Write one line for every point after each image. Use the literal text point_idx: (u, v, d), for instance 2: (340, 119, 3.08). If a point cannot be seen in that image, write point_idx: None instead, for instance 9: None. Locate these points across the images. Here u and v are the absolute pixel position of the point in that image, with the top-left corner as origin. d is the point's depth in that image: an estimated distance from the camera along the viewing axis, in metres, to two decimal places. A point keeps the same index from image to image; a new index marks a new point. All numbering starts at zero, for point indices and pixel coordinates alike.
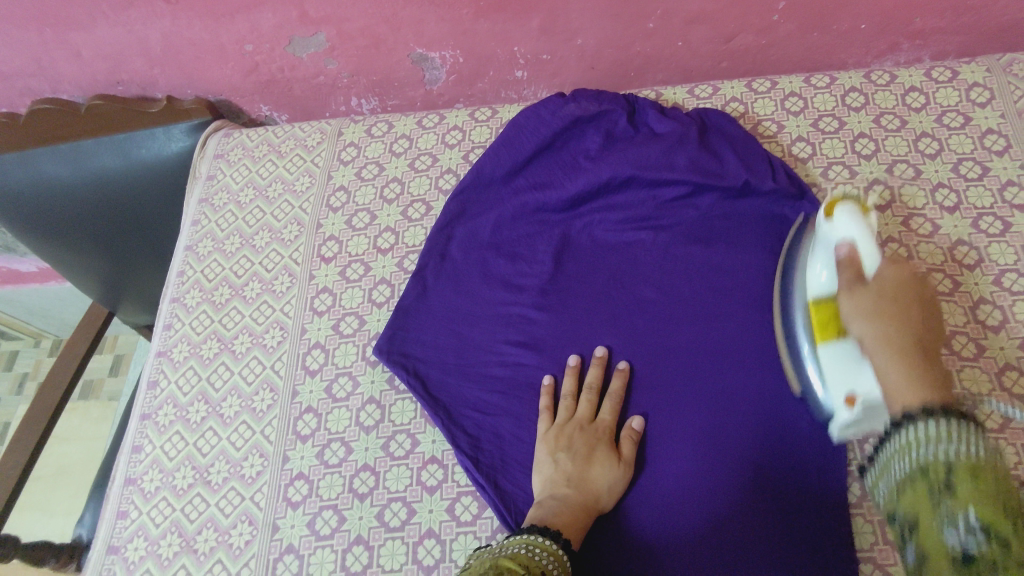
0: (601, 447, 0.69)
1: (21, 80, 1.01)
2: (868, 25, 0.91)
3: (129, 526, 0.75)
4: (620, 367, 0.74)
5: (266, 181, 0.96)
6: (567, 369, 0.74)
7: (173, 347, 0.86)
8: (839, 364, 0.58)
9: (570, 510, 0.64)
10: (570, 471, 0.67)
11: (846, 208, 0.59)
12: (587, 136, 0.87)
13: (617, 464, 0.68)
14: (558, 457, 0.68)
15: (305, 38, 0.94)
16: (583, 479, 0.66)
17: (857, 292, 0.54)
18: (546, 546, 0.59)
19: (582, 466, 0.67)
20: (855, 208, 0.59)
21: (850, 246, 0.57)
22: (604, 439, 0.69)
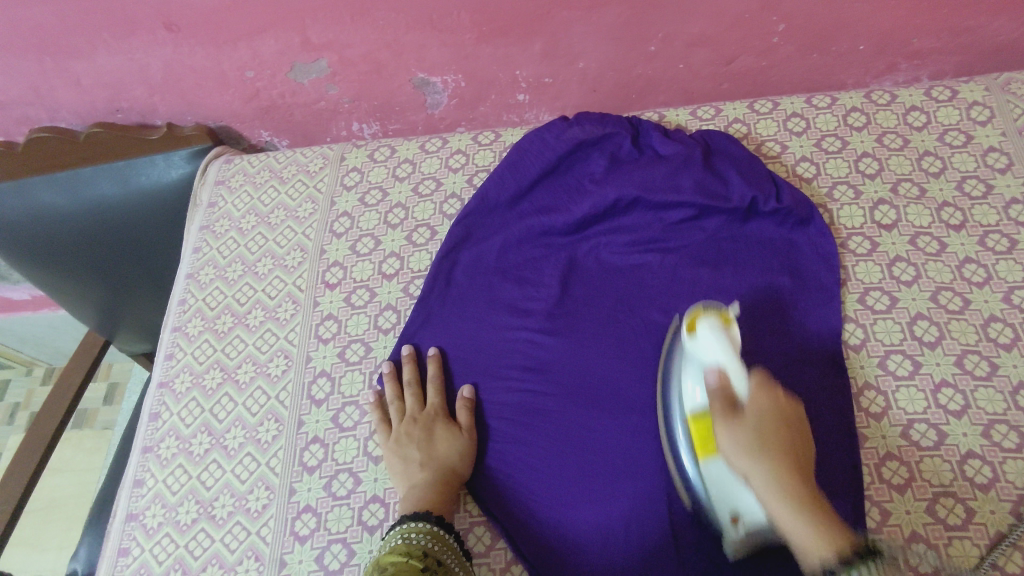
0: (441, 423, 0.74)
1: (18, 109, 1.00)
2: (866, 46, 0.92)
3: (130, 564, 0.73)
4: (430, 355, 0.79)
5: (268, 208, 0.95)
6: (385, 376, 0.78)
7: (174, 378, 0.84)
8: (715, 483, 0.62)
9: (447, 486, 0.69)
10: (425, 452, 0.71)
11: (706, 323, 0.63)
12: (592, 159, 0.86)
13: (458, 433, 0.73)
14: (411, 446, 0.72)
15: (307, 64, 0.93)
16: (455, 453, 0.72)
17: (738, 431, 0.56)
18: (421, 528, 0.62)
19: (451, 441, 0.72)
20: (715, 324, 0.63)
21: (717, 368, 0.61)
22: (435, 418, 0.74)
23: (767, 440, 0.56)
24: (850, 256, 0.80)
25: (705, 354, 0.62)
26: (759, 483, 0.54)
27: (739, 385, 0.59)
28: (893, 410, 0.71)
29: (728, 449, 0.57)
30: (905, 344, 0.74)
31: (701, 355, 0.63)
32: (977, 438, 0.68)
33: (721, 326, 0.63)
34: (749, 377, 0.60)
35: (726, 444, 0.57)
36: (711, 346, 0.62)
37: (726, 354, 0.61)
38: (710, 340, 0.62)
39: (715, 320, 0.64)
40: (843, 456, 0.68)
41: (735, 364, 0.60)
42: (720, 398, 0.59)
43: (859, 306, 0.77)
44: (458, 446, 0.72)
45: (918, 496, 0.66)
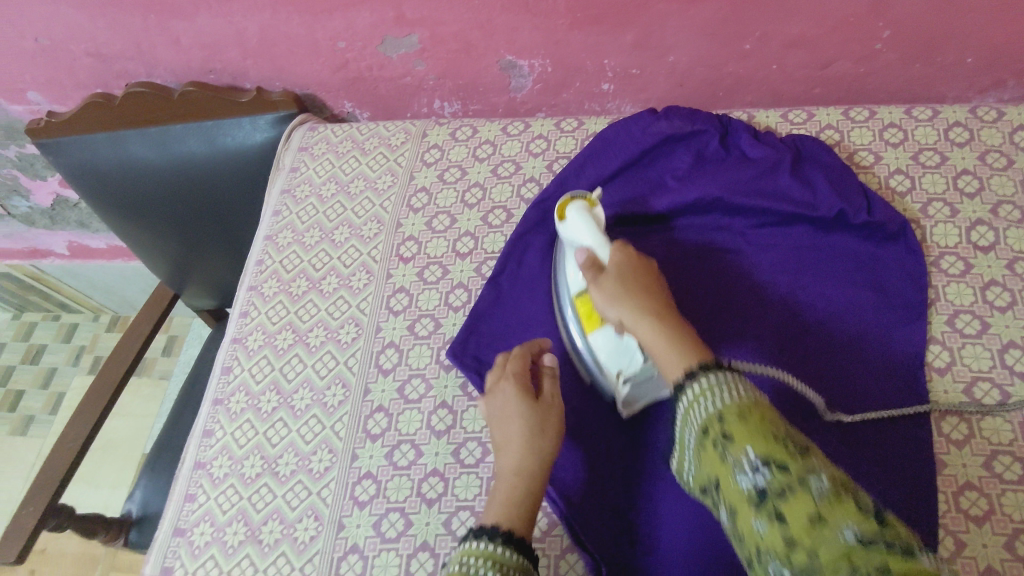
0: (516, 410, 0.66)
1: (119, 63, 1.03)
2: (974, 60, 0.88)
3: (196, 510, 0.75)
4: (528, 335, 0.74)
5: (348, 177, 0.96)
6: (451, 354, 0.78)
7: (248, 335, 0.86)
8: (608, 348, 0.68)
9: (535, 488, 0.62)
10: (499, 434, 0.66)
11: (574, 210, 0.71)
12: (676, 155, 0.85)
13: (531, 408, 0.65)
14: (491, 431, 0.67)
15: (398, 38, 0.94)
16: (532, 446, 0.63)
17: (604, 284, 0.64)
18: (484, 551, 0.54)
19: (527, 433, 0.64)
20: (582, 208, 0.71)
21: (588, 251, 0.68)
22: (509, 409, 0.66)
23: (630, 284, 0.63)
24: (940, 276, 0.77)
25: (579, 240, 0.70)
26: (629, 320, 0.61)
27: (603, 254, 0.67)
28: (976, 439, 0.68)
29: (601, 303, 0.64)
30: (994, 372, 0.71)
31: (575, 240, 0.70)
32: None
33: (585, 209, 0.71)
34: (610, 249, 0.67)
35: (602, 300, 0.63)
36: (579, 231, 0.69)
37: (589, 237, 0.69)
38: (577, 223, 0.70)
39: (580, 203, 0.72)
40: (919, 483, 0.66)
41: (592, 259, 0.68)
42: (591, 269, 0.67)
43: (947, 328, 0.74)
44: (539, 435, 0.64)
45: (997, 530, 0.64)
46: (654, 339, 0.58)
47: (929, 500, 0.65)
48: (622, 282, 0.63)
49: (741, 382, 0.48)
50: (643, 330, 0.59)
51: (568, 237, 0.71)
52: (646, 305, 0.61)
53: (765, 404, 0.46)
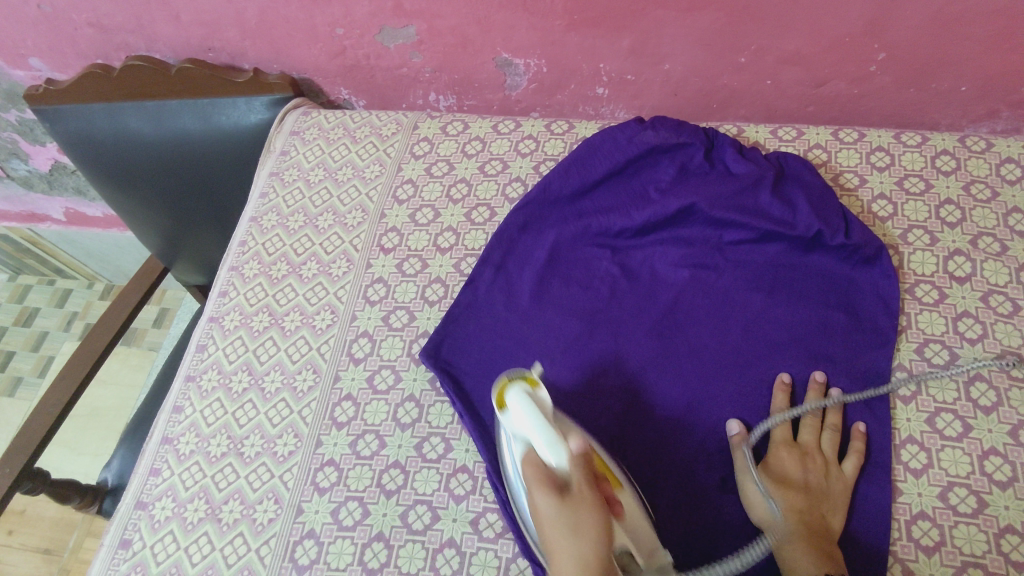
0: (549, 520, 0.55)
1: (120, 36, 1.04)
2: (968, 88, 0.88)
3: (159, 484, 0.76)
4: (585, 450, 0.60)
5: (336, 164, 0.97)
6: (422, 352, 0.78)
7: (225, 315, 0.87)
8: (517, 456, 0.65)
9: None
10: (547, 521, 0.55)
11: (515, 393, 0.64)
12: (661, 166, 0.85)
13: (561, 501, 0.55)
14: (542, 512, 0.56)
15: (396, 29, 0.94)
16: (576, 552, 0.52)
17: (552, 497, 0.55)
18: None
19: (564, 535, 0.53)
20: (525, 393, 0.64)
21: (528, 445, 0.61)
22: (542, 517, 0.55)
23: (586, 505, 0.55)
24: (913, 304, 0.77)
25: (521, 424, 0.62)
26: (556, 529, 0.54)
27: (553, 455, 0.59)
28: (934, 469, 0.68)
29: (549, 519, 0.55)
30: (958, 404, 0.71)
31: (513, 424, 0.63)
32: (1019, 514, 0.65)
33: (528, 394, 0.64)
34: (563, 450, 0.59)
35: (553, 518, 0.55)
36: (522, 417, 0.62)
37: (540, 424, 0.61)
38: (520, 408, 0.63)
39: (523, 386, 0.65)
40: (870, 506, 0.67)
41: (549, 435, 0.60)
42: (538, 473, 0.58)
43: (915, 355, 0.74)
44: (577, 536, 0.53)
45: (946, 562, 0.64)
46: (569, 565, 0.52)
47: (879, 526, 0.66)
48: (579, 489, 0.56)
49: (828, 429, 0.71)
50: (569, 544, 0.53)
51: (511, 426, 0.64)
52: (593, 516, 0.54)
53: (828, 455, 0.69)
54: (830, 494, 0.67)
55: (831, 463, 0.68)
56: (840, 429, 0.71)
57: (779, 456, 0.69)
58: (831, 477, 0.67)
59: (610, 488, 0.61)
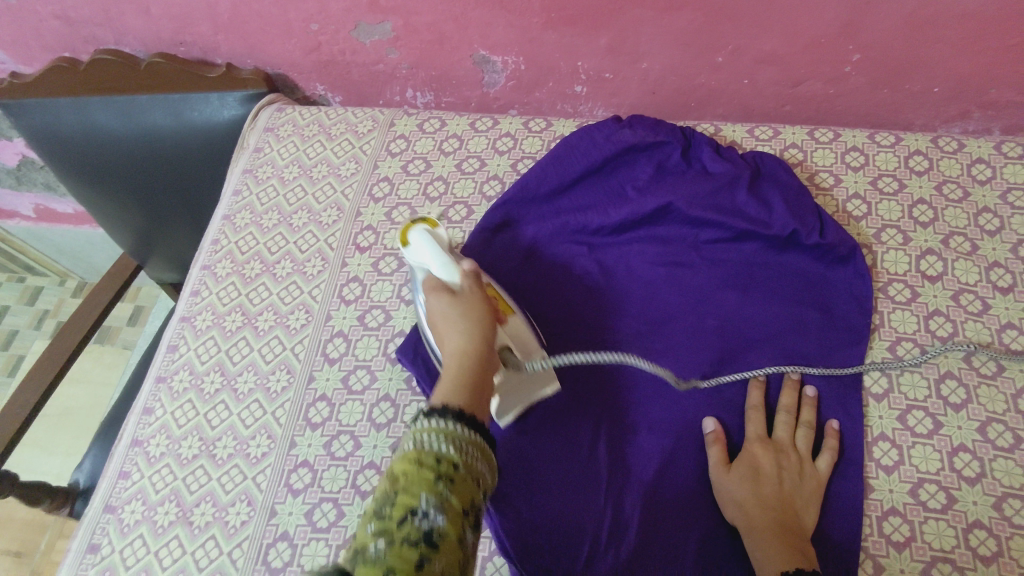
0: (443, 317, 0.63)
1: (88, 29, 1.01)
2: (940, 89, 0.89)
3: (129, 487, 0.75)
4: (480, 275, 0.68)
5: (312, 161, 0.95)
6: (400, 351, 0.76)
7: (197, 314, 0.85)
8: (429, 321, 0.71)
9: (478, 366, 0.56)
10: (445, 313, 0.63)
11: (417, 232, 0.71)
12: (638, 165, 0.85)
13: (453, 298, 0.64)
14: (440, 322, 0.64)
15: (371, 25, 0.93)
16: (462, 331, 0.60)
17: (450, 299, 0.64)
18: (457, 435, 0.47)
19: (450, 325, 0.62)
20: (424, 230, 0.71)
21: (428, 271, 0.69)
22: (436, 313, 0.64)
23: (475, 307, 0.63)
24: (886, 302, 0.78)
25: (423, 258, 0.70)
26: (449, 321, 0.62)
27: (449, 273, 0.68)
28: (905, 465, 0.69)
29: (441, 312, 0.63)
30: (929, 402, 0.72)
31: (416, 256, 0.71)
32: (987, 509, 0.66)
33: (427, 231, 0.71)
34: (458, 270, 0.68)
35: (445, 309, 0.63)
36: (422, 249, 0.70)
37: (437, 251, 0.69)
38: (420, 242, 0.70)
39: (424, 225, 0.72)
40: (843, 502, 0.67)
41: (446, 260, 0.68)
42: (439, 288, 0.66)
43: (887, 354, 0.75)
44: (461, 321, 0.61)
45: (916, 557, 0.65)
46: (458, 343, 0.59)
47: (851, 522, 0.66)
48: (471, 292, 0.64)
49: (803, 426, 0.70)
50: (459, 332, 0.61)
51: (413, 260, 0.71)
52: (483, 322, 0.62)
53: (802, 452, 0.69)
54: (804, 492, 0.66)
55: (807, 461, 0.68)
56: (814, 426, 0.71)
57: (753, 452, 0.68)
58: (806, 475, 0.67)
59: (500, 312, 0.68)
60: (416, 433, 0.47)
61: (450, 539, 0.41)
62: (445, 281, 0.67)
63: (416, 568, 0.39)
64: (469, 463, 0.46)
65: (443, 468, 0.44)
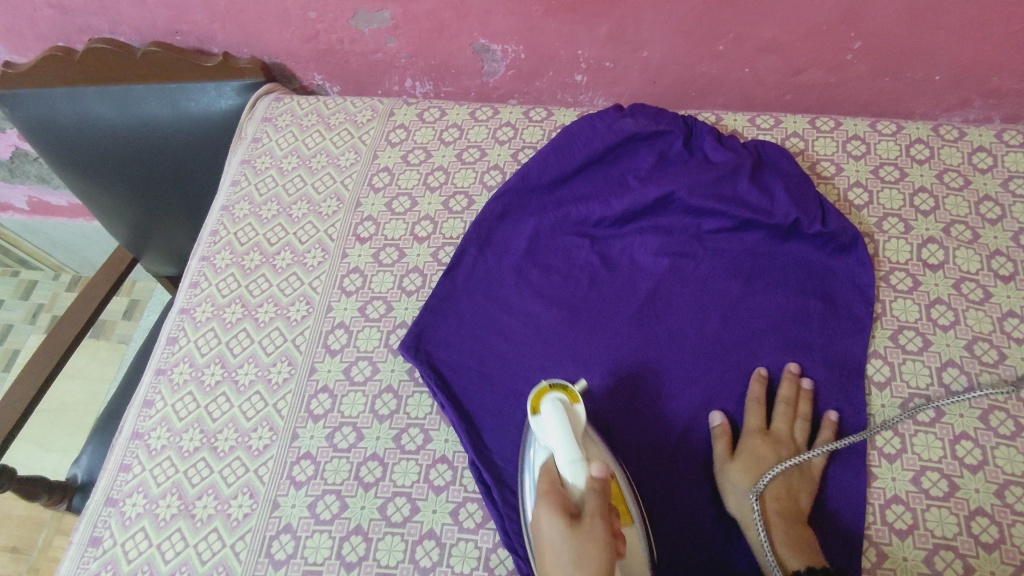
0: (553, 547, 0.54)
1: (82, 18, 1.00)
2: (942, 77, 0.89)
3: (130, 480, 0.74)
4: (599, 477, 0.58)
5: (310, 151, 0.94)
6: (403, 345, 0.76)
7: (196, 306, 0.85)
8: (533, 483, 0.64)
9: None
10: (551, 534, 0.55)
11: (552, 405, 0.65)
12: (639, 154, 0.84)
13: (564, 524, 0.55)
14: (550, 523, 0.56)
15: (370, 13, 0.92)
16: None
17: (568, 529, 0.54)
18: None
19: (565, 571, 0.53)
20: (560, 406, 0.64)
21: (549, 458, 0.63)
22: (546, 540, 0.55)
23: (594, 531, 0.54)
24: (888, 291, 0.78)
25: (551, 440, 0.63)
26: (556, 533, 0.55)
27: (574, 480, 0.60)
28: (907, 453, 0.69)
29: (546, 534, 0.55)
30: (931, 390, 0.72)
31: (542, 435, 0.64)
32: (989, 496, 0.66)
33: (563, 406, 0.65)
34: (583, 479, 0.60)
35: (557, 538, 0.55)
36: (553, 430, 0.63)
37: (568, 445, 0.62)
38: (552, 420, 0.64)
39: (562, 396, 0.66)
40: (845, 490, 0.68)
41: (574, 459, 0.61)
42: (553, 495, 0.58)
43: (890, 342, 0.75)
44: (579, 571, 0.52)
45: (918, 545, 0.65)
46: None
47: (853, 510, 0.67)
48: (591, 517, 0.55)
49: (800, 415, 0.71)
50: (577, 566, 0.52)
51: (539, 435, 0.65)
52: (598, 544, 0.53)
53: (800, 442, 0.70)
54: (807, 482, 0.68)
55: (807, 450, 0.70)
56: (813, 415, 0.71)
57: (755, 444, 0.69)
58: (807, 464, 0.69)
59: (621, 523, 0.60)
60: None
61: None
62: (569, 484, 0.60)
63: None
64: None
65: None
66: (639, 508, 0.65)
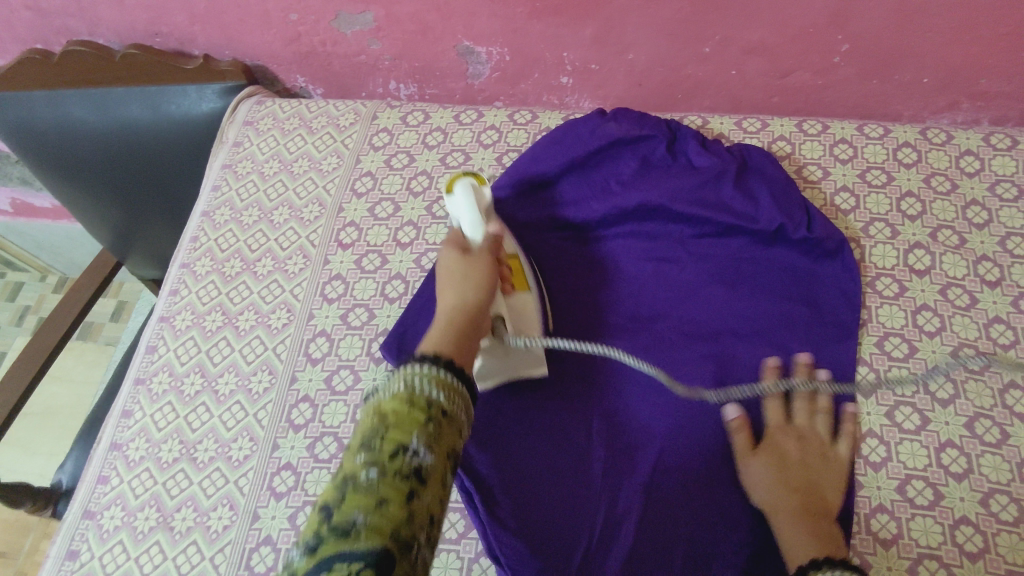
0: (450, 266, 0.63)
1: (59, 19, 0.98)
2: (929, 80, 0.88)
3: (108, 493, 0.73)
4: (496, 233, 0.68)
5: (292, 155, 0.93)
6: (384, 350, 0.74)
7: (176, 314, 0.84)
8: None
9: (467, 317, 0.57)
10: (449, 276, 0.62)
11: (461, 186, 0.70)
12: (623, 159, 0.83)
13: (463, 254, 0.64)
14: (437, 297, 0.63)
15: (352, 15, 0.91)
16: (456, 291, 0.60)
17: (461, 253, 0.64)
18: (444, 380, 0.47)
19: (452, 281, 0.61)
20: (467, 187, 0.70)
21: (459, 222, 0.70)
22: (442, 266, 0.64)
23: (478, 262, 0.63)
24: (874, 297, 0.77)
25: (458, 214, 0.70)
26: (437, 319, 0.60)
27: (474, 234, 0.68)
28: (893, 462, 0.69)
29: (445, 264, 0.64)
30: (917, 398, 0.71)
31: (454, 211, 0.70)
32: (974, 505, 0.66)
33: (471, 187, 0.71)
34: (482, 231, 0.68)
35: (448, 259, 0.64)
36: (461, 205, 0.69)
37: (472, 214, 0.69)
38: (461, 199, 0.70)
39: (471, 181, 0.72)
40: None
41: (475, 217, 0.69)
42: (456, 240, 0.67)
43: (875, 349, 0.74)
44: (466, 279, 0.61)
45: (903, 554, 0.64)
46: (449, 301, 0.59)
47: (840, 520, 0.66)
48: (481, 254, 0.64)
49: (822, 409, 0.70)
50: (452, 294, 0.59)
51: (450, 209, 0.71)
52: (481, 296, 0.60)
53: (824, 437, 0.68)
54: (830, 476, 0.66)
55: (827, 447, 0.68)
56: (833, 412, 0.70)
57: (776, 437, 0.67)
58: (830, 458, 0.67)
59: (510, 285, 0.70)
60: (399, 374, 0.46)
61: (437, 478, 0.42)
62: (469, 238, 0.68)
63: (406, 501, 0.40)
64: (454, 408, 0.46)
65: (432, 411, 0.44)
66: (540, 302, 0.75)
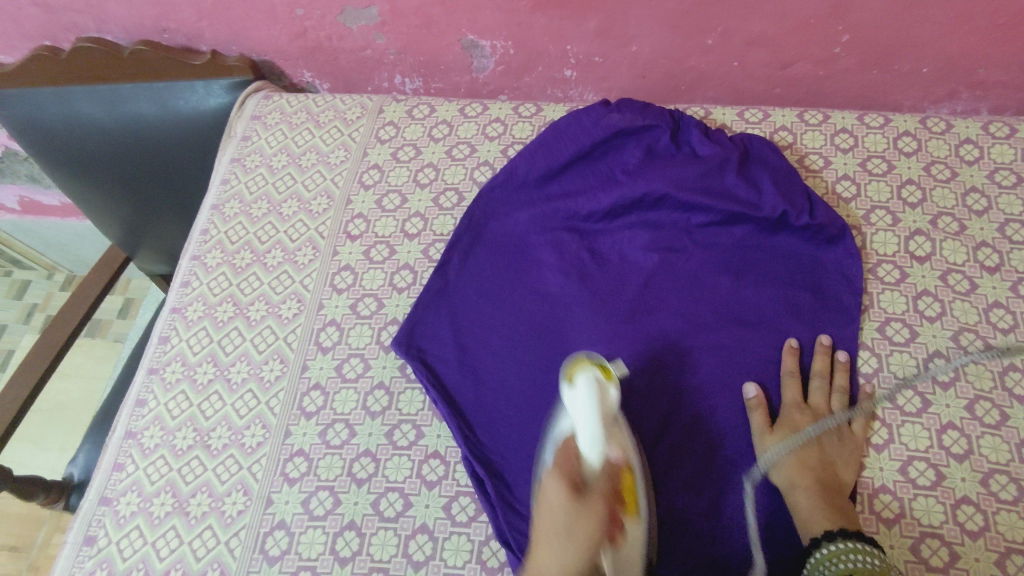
0: (552, 512, 0.55)
1: (67, 16, 1.00)
2: (929, 70, 0.89)
3: (124, 479, 0.75)
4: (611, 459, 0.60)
5: (300, 149, 0.95)
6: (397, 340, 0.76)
7: (188, 305, 0.85)
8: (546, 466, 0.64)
9: None
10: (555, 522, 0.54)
11: (584, 377, 0.62)
12: (627, 149, 0.84)
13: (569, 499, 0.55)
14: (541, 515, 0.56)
15: (357, 10, 0.92)
16: (560, 554, 0.52)
17: (571, 501, 0.55)
18: None
19: (555, 539, 0.53)
20: (593, 383, 0.62)
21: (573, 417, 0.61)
22: (545, 506, 0.56)
23: (580, 530, 0.54)
24: (875, 283, 0.78)
25: (574, 412, 0.61)
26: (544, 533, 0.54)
27: (591, 464, 0.59)
28: (894, 444, 0.70)
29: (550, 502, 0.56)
30: (918, 381, 0.72)
31: (570, 405, 0.62)
32: (974, 485, 0.67)
33: (596, 382, 0.62)
34: (599, 459, 0.59)
35: (555, 497, 0.56)
36: (580, 407, 0.61)
37: (592, 426, 0.59)
38: (581, 397, 0.61)
39: (596, 373, 0.63)
40: None
41: (595, 431, 0.59)
42: (566, 479, 0.57)
43: (877, 334, 0.75)
44: (569, 544, 0.53)
45: (905, 533, 0.66)
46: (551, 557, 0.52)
47: None
48: (585, 514, 0.55)
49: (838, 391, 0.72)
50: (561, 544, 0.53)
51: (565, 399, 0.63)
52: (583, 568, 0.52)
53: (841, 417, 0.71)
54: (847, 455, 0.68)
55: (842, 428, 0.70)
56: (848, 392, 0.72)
57: (794, 418, 0.70)
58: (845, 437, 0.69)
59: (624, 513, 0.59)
60: None
61: None
62: (584, 464, 0.59)
63: None
64: None
65: None
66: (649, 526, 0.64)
